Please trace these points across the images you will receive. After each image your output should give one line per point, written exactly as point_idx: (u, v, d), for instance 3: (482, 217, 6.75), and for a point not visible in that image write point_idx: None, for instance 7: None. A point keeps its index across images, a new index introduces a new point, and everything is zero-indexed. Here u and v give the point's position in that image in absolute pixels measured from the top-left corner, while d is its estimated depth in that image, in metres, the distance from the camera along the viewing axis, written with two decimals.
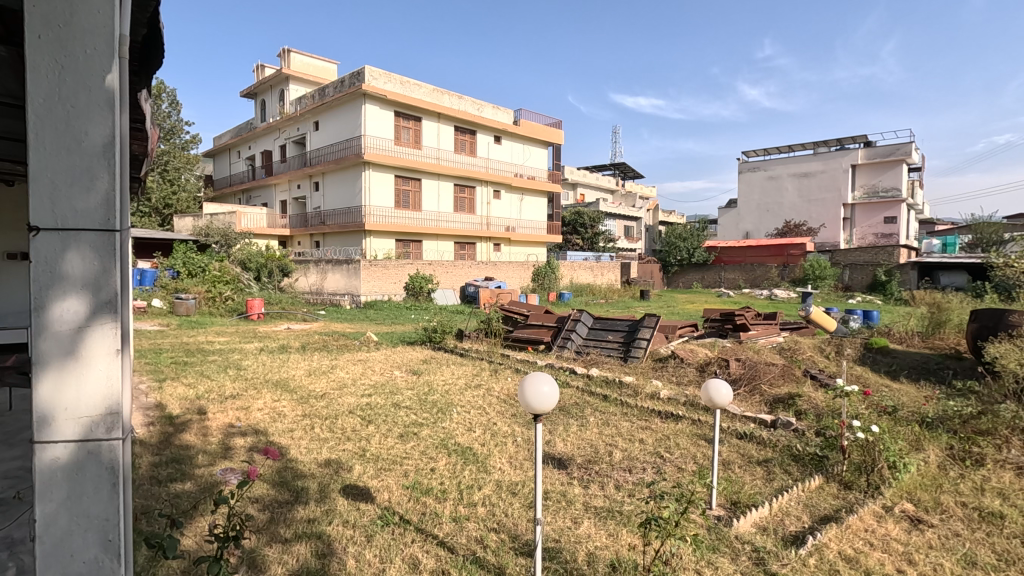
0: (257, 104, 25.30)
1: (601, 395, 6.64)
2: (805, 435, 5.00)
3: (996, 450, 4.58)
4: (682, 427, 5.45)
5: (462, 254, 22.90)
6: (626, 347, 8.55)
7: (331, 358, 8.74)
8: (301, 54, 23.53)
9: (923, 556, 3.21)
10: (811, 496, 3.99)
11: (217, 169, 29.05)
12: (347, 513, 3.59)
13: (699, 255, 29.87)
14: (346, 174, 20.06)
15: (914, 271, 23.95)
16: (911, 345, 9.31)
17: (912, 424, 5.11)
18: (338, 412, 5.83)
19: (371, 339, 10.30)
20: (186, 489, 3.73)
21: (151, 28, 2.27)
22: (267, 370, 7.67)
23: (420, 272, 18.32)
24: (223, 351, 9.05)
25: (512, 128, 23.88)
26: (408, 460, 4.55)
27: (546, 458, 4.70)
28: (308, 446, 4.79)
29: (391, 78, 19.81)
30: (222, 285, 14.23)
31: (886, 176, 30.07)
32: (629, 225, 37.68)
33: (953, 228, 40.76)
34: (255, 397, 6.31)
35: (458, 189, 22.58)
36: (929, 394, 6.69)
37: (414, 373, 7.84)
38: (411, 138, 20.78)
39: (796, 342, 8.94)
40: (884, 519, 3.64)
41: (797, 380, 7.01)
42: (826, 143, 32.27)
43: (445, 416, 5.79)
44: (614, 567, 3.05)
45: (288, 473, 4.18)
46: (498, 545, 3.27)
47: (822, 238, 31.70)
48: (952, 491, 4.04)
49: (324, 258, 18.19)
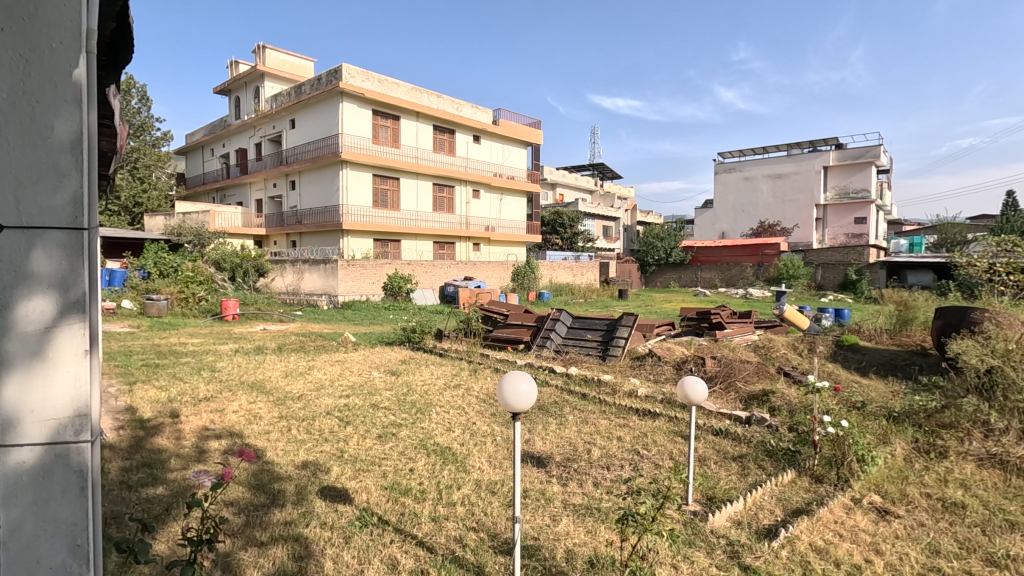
0: (232, 101, 24.83)
1: (579, 394, 6.67)
2: (779, 431, 5.11)
3: (958, 442, 4.75)
4: (659, 424, 5.53)
5: (441, 253, 22.80)
6: (605, 347, 8.62)
7: (308, 359, 8.65)
8: (277, 51, 23.12)
9: (889, 546, 3.32)
10: (784, 490, 4.09)
11: (190, 168, 28.47)
12: (325, 515, 3.56)
13: (676, 255, 30.25)
14: (323, 172, 19.82)
15: (882, 270, 24.66)
16: (879, 342, 9.55)
17: (880, 419, 5.28)
18: (315, 413, 5.79)
19: (348, 339, 10.25)
20: (159, 493, 3.66)
21: (121, 23, 2.23)
22: (243, 371, 7.60)
23: (398, 271, 18.20)
24: (196, 352, 8.91)
25: (490, 128, 23.90)
26: (387, 460, 4.54)
27: (525, 457, 4.73)
28: (285, 448, 4.73)
29: (369, 76, 19.61)
30: (196, 286, 13.92)
31: (856, 177, 30.85)
32: (607, 225, 38.00)
33: (921, 228, 41.95)
34: (230, 399, 6.21)
35: (437, 189, 22.49)
36: (895, 389, 6.89)
37: (393, 373, 7.82)
38: (390, 136, 20.61)
39: (770, 341, 9.09)
40: (853, 511, 3.75)
41: (771, 377, 7.15)
42: (800, 144, 32.97)
43: (425, 416, 5.79)
44: (592, 563, 3.08)
45: (265, 476, 4.14)
46: (477, 544, 3.28)
47: (796, 238, 32.40)
48: (918, 482, 4.18)
49: (301, 258, 17.92)
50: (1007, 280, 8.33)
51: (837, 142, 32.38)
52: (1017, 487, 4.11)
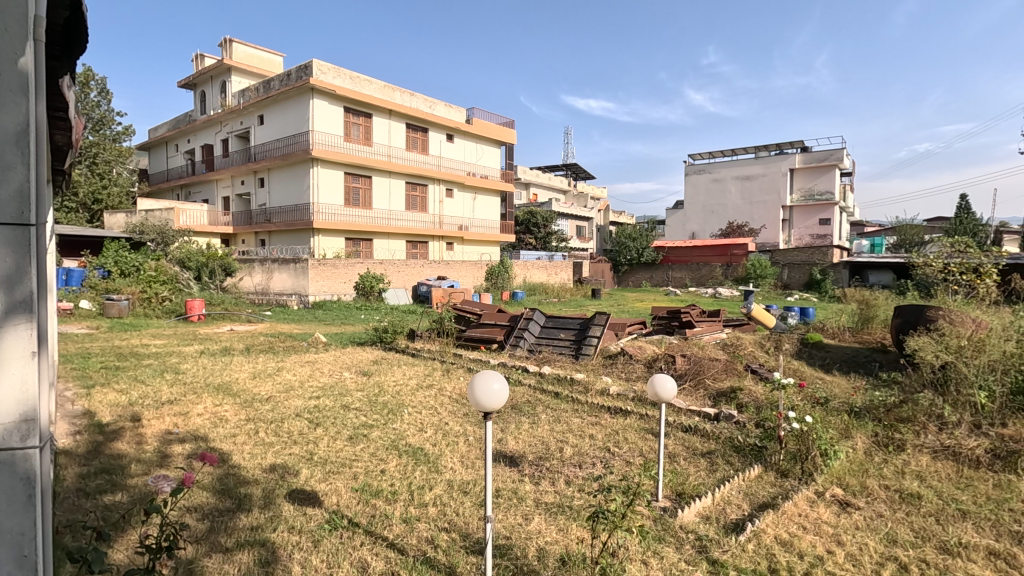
0: (197, 96, 24.17)
1: (552, 393, 6.70)
2: (746, 428, 5.22)
3: (914, 436, 4.94)
4: (630, 422, 5.60)
5: (414, 253, 22.61)
6: (578, 345, 8.69)
7: (276, 360, 8.46)
8: (244, 45, 22.57)
9: (850, 537, 3.42)
10: (751, 485, 4.18)
11: (153, 164, 27.58)
12: (292, 519, 3.48)
13: (648, 255, 30.66)
14: (293, 170, 19.44)
15: (845, 270, 25.44)
16: (842, 339, 9.86)
17: (842, 414, 5.45)
18: (284, 415, 5.67)
19: (319, 339, 10.07)
20: (118, 500, 3.53)
21: (75, 11, 2.14)
22: (208, 374, 7.37)
23: (370, 271, 17.97)
24: (160, 354, 8.62)
25: (464, 127, 23.82)
26: (358, 462, 4.47)
27: (498, 456, 4.72)
28: (252, 450, 4.62)
29: (341, 73, 19.35)
30: (159, 286, 13.50)
31: (821, 180, 31.78)
32: (580, 225, 38.25)
33: (883, 229, 43.40)
34: (194, 402, 6.04)
35: (410, 187, 22.30)
36: (857, 385, 7.13)
37: (365, 373, 7.72)
38: (362, 134, 20.36)
39: (738, 339, 9.30)
40: (816, 504, 3.86)
41: (739, 374, 7.32)
42: (767, 147, 33.84)
43: (397, 416, 5.73)
44: (563, 561, 3.10)
45: (230, 480, 4.03)
46: (448, 544, 3.26)
47: (763, 239, 33.21)
48: (877, 475, 4.33)
49: (269, 258, 17.59)
50: (961, 279, 8.69)
51: (802, 145, 33.29)
52: (968, 476, 4.28)
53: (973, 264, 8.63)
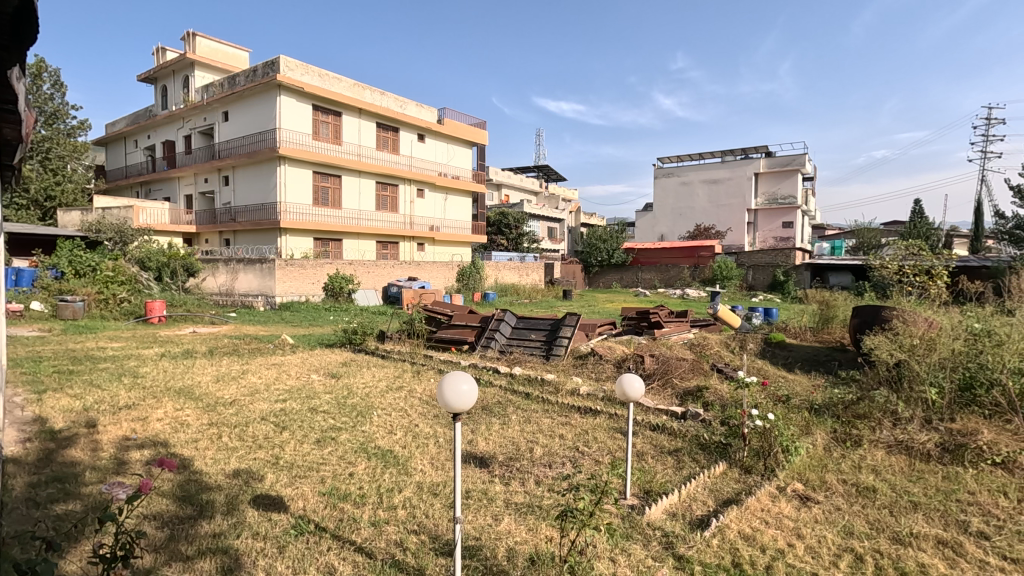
0: (158, 90, 23.40)
1: (522, 393, 6.72)
2: (711, 426, 5.33)
3: (871, 432, 5.14)
4: (599, 421, 5.67)
5: (385, 253, 22.37)
6: (548, 346, 8.74)
7: (241, 363, 8.25)
8: (208, 39, 21.97)
9: (809, 530, 3.54)
10: (716, 481, 4.27)
11: (110, 160, 26.57)
12: (256, 525, 3.41)
13: (618, 256, 31.05)
14: (259, 168, 18.98)
15: (807, 271, 26.23)
16: (803, 339, 10.17)
17: (803, 411, 5.63)
18: (249, 419, 5.53)
19: (286, 341, 9.84)
20: (71, 510, 3.39)
21: (24, 5, 2.05)
22: (168, 378, 7.12)
23: (339, 271, 17.72)
24: (117, 357, 8.31)
25: (435, 127, 23.70)
26: (325, 465, 4.40)
27: (467, 457, 4.71)
28: (215, 456, 4.50)
29: (309, 70, 19.03)
30: (117, 287, 13.11)
31: (784, 184, 32.73)
32: (552, 227, 38.47)
33: (843, 233, 44.92)
34: (153, 406, 5.83)
35: (380, 187, 22.05)
36: (818, 383, 7.35)
37: (333, 376, 7.57)
38: (331, 133, 20.03)
39: (704, 339, 9.50)
40: (778, 499, 3.97)
41: (706, 373, 7.49)
42: (733, 151, 34.69)
43: (365, 419, 5.65)
44: (532, 560, 3.12)
45: (192, 486, 3.91)
46: (417, 547, 3.24)
47: (729, 241, 34.02)
48: (836, 470, 4.48)
49: (234, 258, 17.19)
50: (914, 281, 9.08)
51: (766, 150, 34.24)
52: (920, 470, 4.46)
53: (926, 266, 9.03)
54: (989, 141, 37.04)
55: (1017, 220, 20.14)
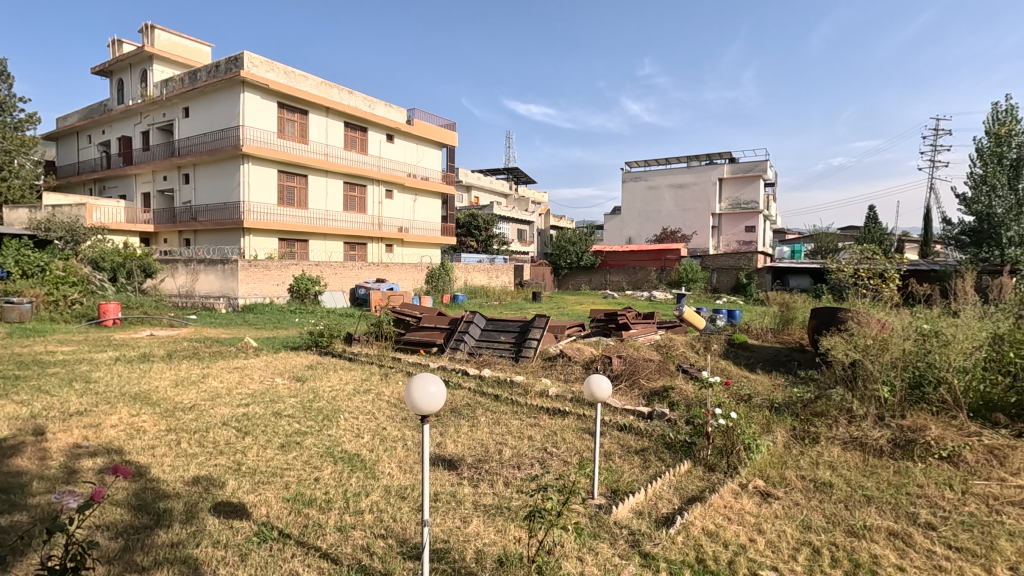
0: (114, 83, 22.52)
1: (491, 395, 6.73)
2: (676, 425, 5.43)
3: (828, 429, 5.33)
4: (568, 422, 5.71)
5: (352, 254, 22.05)
6: (517, 348, 8.77)
7: (202, 366, 8.00)
8: (168, 32, 21.27)
9: (769, 525, 3.64)
10: (681, 479, 4.36)
11: (61, 156, 25.43)
12: (217, 533, 3.31)
13: (587, 259, 31.31)
14: (221, 166, 18.46)
15: (768, 274, 27.05)
16: (765, 339, 10.47)
17: (764, 410, 5.80)
18: (209, 424, 5.36)
19: (249, 345, 9.58)
20: (16, 522, 3.23)
21: None
22: (123, 383, 6.83)
23: (305, 273, 17.38)
24: (67, 362, 7.94)
25: (404, 127, 23.52)
26: (290, 471, 4.30)
27: (436, 460, 4.68)
28: (173, 463, 4.35)
29: (274, 67, 18.63)
30: (67, 287, 12.54)
31: (746, 190, 33.68)
32: (521, 229, 38.61)
33: (802, 237, 46.50)
34: (107, 413, 5.60)
35: (348, 188, 21.73)
36: (778, 382, 7.57)
37: (298, 379, 7.41)
38: (297, 131, 19.64)
39: (670, 340, 9.69)
40: (740, 496, 4.08)
41: (671, 373, 7.64)
42: (698, 157, 35.52)
43: (332, 423, 5.55)
44: (500, 562, 3.11)
45: (148, 495, 3.77)
46: (385, 551, 3.20)
47: (695, 244, 34.77)
48: (795, 466, 4.62)
49: (195, 258, 16.67)
50: (869, 284, 9.48)
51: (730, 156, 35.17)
52: (873, 465, 4.65)
53: (879, 270, 9.43)
54: (937, 151, 39.01)
55: (962, 226, 21.07)
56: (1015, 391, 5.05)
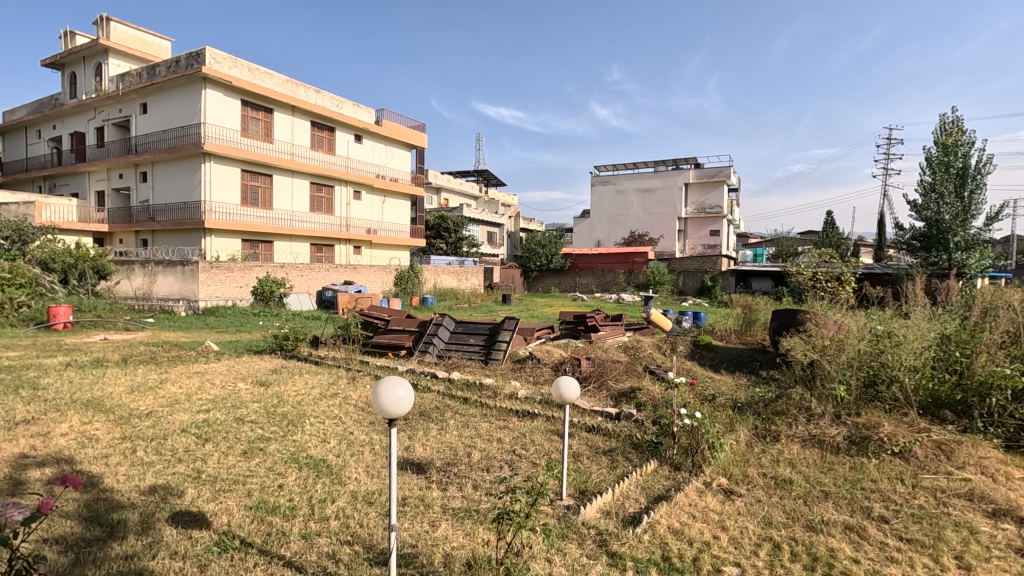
0: (66, 77, 21.58)
1: (461, 398, 6.70)
2: (643, 426, 5.52)
3: (788, 427, 5.50)
4: (537, 424, 5.73)
5: (319, 256, 21.66)
6: (487, 350, 8.76)
7: (160, 371, 7.73)
8: (124, 25, 20.51)
9: (733, 522, 3.73)
10: (647, 479, 4.43)
11: (8, 151, 24.21)
12: (175, 544, 3.20)
13: (556, 262, 31.51)
14: (181, 165, 17.87)
15: (732, 277, 27.80)
16: (729, 341, 10.73)
17: (728, 409, 5.93)
18: (167, 431, 5.18)
19: (210, 348, 9.29)
20: None
21: None
22: (75, 389, 6.54)
23: (270, 275, 16.98)
24: (14, 368, 7.55)
25: (373, 128, 23.26)
26: (252, 478, 4.19)
27: (404, 464, 4.63)
28: (128, 472, 4.19)
29: (237, 63, 18.16)
30: (14, 288, 11.77)
31: (711, 195, 34.51)
32: (491, 231, 38.62)
33: (764, 241, 47.95)
34: (57, 421, 5.35)
35: (315, 188, 21.35)
36: (741, 382, 7.77)
37: (262, 384, 7.21)
38: (261, 130, 19.19)
39: (637, 342, 9.86)
40: (704, 494, 4.17)
41: (639, 375, 7.75)
42: (665, 162, 36.24)
43: (297, 428, 5.43)
44: (469, 565, 3.10)
45: (101, 505, 3.62)
46: (351, 558, 3.15)
47: (661, 248, 35.43)
48: (756, 464, 4.75)
49: (153, 259, 16.10)
50: (826, 286, 9.83)
51: (696, 162, 35.98)
52: (830, 461, 4.81)
53: (835, 272, 9.79)
54: (890, 160, 40.77)
55: (913, 231, 21.98)
56: (960, 388, 5.32)
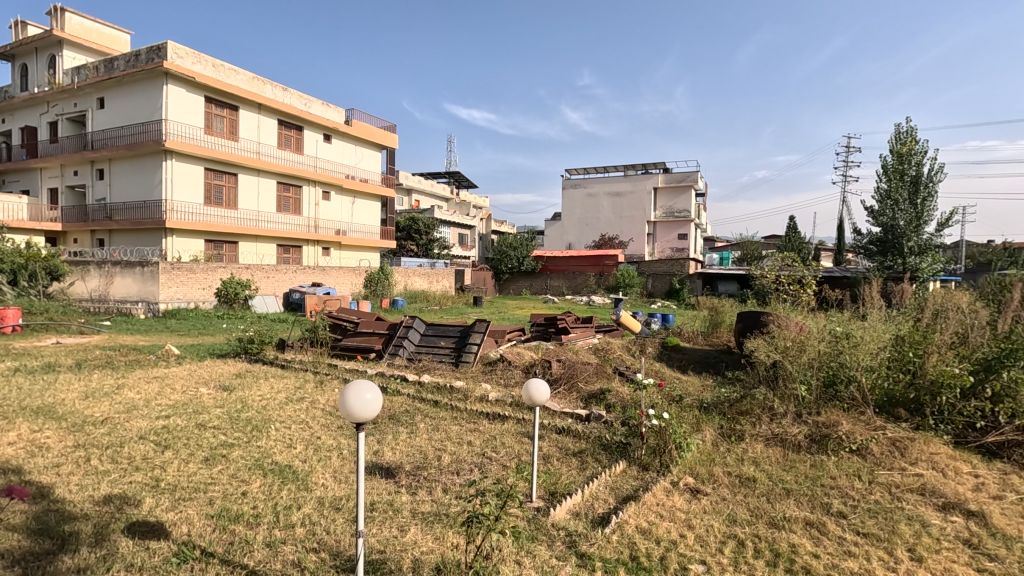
0: (17, 68, 20.60)
1: (431, 401, 6.64)
2: (613, 427, 5.58)
3: (752, 426, 5.64)
4: (507, 427, 5.73)
5: (286, 257, 21.22)
6: (457, 353, 8.72)
7: (117, 376, 7.45)
8: (80, 16, 19.71)
9: (698, 520, 3.81)
10: (616, 479, 4.48)
11: None
12: (131, 556, 3.08)
13: (527, 264, 31.62)
14: (141, 162, 17.27)
15: (699, 279, 28.39)
16: (696, 342, 10.94)
17: (694, 410, 6.05)
18: (124, 438, 4.99)
19: (171, 352, 8.98)
20: None
21: None
22: (23, 396, 6.23)
23: (234, 276, 16.53)
24: None
25: (342, 128, 22.94)
26: (214, 486, 4.07)
27: (373, 469, 4.57)
28: (81, 481, 4.01)
29: (200, 58, 17.65)
30: None
31: (679, 199, 35.17)
32: (462, 233, 38.50)
33: (730, 245, 49.10)
34: (3, 429, 5.09)
35: (282, 188, 20.91)
36: (706, 383, 7.94)
37: (224, 389, 7.00)
38: (226, 128, 18.69)
39: (608, 343, 9.97)
40: (671, 493, 4.24)
41: (608, 376, 7.83)
42: (634, 167, 36.77)
43: (261, 434, 5.30)
44: (438, 569, 3.08)
45: (51, 517, 3.46)
46: (316, 565, 3.09)
47: (631, 251, 35.90)
48: (721, 463, 4.86)
49: (109, 259, 15.51)
50: (788, 289, 10.13)
51: (664, 167, 36.62)
52: (792, 459, 4.95)
53: (797, 276, 10.08)
54: (848, 167, 42.24)
55: (870, 236, 22.79)
56: (913, 387, 5.54)
